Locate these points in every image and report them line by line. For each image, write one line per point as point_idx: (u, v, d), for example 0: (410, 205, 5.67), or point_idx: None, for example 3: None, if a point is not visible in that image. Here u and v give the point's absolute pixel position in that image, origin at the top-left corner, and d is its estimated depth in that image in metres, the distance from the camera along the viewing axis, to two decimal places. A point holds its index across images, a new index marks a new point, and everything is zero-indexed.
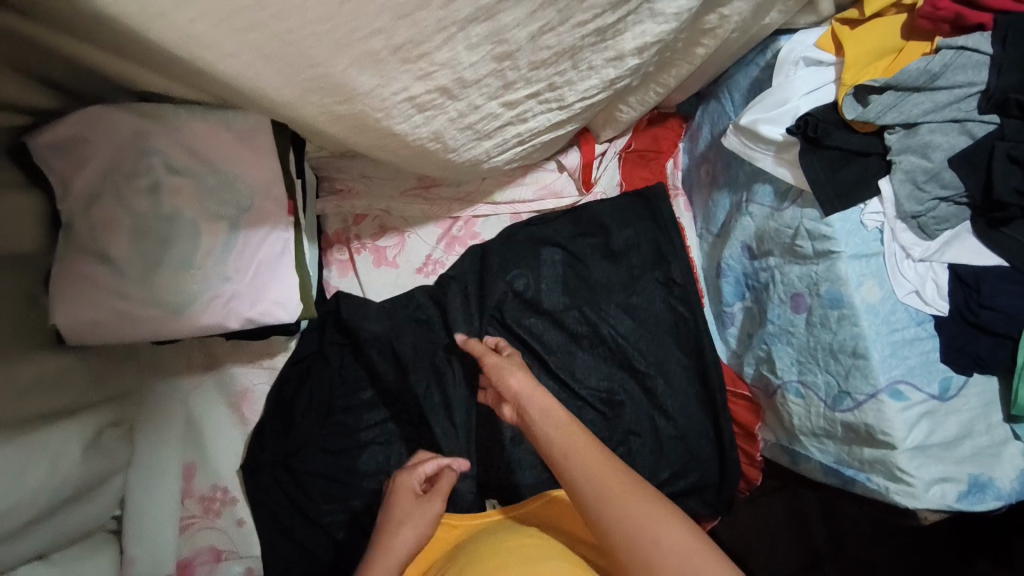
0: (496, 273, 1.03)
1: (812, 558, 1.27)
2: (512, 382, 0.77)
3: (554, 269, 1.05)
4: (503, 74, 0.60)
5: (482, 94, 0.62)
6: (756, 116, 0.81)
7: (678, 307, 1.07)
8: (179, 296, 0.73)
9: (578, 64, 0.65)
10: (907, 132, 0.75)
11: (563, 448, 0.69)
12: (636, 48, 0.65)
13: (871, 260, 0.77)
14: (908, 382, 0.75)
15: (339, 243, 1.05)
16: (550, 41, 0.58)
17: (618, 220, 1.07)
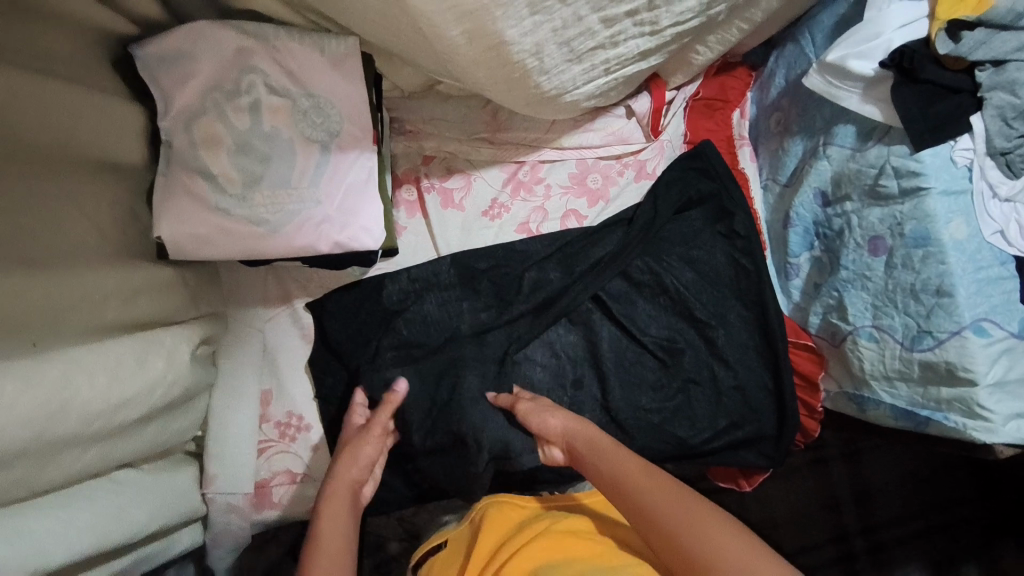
0: (581, 249, 1.06)
1: (841, 537, 1.24)
2: (552, 425, 0.87)
3: (613, 236, 1.07)
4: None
5: (588, 3, 0.63)
6: (845, 53, 0.81)
7: (740, 261, 1.07)
8: (277, 214, 0.76)
9: None
10: (996, 69, 0.75)
11: (614, 471, 0.78)
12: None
13: (959, 198, 0.76)
14: (992, 319, 0.75)
15: (407, 182, 1.07)
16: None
17: (680, 182, 1.07)
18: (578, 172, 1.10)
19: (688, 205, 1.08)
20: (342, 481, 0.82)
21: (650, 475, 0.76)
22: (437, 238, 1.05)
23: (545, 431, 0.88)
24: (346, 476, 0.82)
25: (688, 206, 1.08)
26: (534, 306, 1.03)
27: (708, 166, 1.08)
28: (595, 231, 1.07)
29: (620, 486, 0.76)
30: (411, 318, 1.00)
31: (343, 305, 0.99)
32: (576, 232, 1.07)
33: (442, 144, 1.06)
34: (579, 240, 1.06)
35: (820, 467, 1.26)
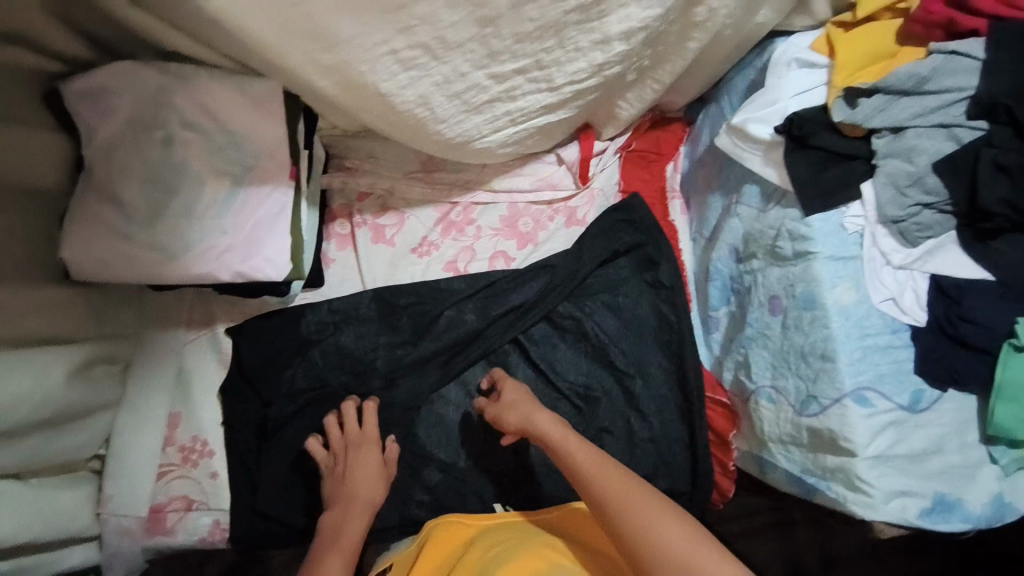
0: (505, 291, 1.08)
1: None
2: (509, 419, 0.88)
3: (532, 287, 1.08)
4: (486, 40, 0.65)
5: (466, 60, 0.67)
6: (747, 115, 0.83)
7: (665, 311, 1.08)
8: (178, 242, 0.79)
9: (564, 43, 0.70)
10: (894, 136, 0.74)
11: (573, 466, 0.82)
12: (621, 33, 0.70)
13: (848, 263, 0.77)
14: (875, 389, 0.74)
15: (341, 217, 1.10)
16: (533, 14, 0.64)
17: (604, 241, 1.09)
18: (509, 215, 1.13)
19: (613, 256, 1.09)
20: (354, 501, 0.91)
21: (608, 466, 0.81)
22: (364, 272, 1.08)
23: (500, 423, 0.89)
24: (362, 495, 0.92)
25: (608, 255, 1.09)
26: (444, 347, 1.04)
27: (632, 218, 1.09)
28: (518, 274, 1.09)
29: (584, 477, 0.81)
30: (325, 349, 1.02)
31: (258, 332, 1.01)
32: (506, 274, 1.09)
33: (377, 181, 1.10)
34: (503, 284, 1.09)
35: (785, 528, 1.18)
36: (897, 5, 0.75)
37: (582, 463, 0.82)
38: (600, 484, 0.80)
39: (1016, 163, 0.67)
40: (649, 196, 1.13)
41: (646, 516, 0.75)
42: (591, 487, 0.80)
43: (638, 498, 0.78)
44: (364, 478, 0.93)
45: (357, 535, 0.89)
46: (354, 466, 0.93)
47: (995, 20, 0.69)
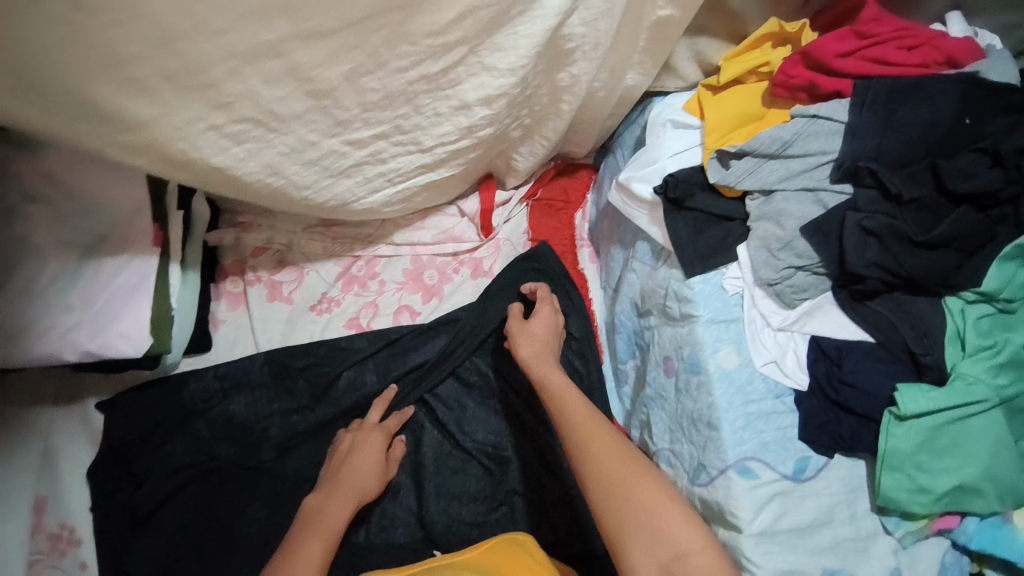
0: (408, 347, 1.05)
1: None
2: (524, 351, 0.89)
3: (438, 342, 1.05)
4: (329, 111, 0.61)
5: (311, 130, 0.62)
6: (630, 173, 0.83)
7: (575, 362, 1.02)
8: (10, 325, 0.74)
9: (421, 110, 0.67)
10: (766, 198, 0.73)
11: (564, 412, 0.79)
12: (479, 99, 0.68)
13: (730, 326, 0.76)
14: (760, 459, 0.72)
15: (234, 274, 1.05)
16: (374, 84, 0.60)
17: (512, 291, 1.05)
18: (413, 269, 1.10)
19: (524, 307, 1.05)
20: (345, 485, 0.88)
21: (594, 421, 0.77)
22: (257, 334, 1.02)
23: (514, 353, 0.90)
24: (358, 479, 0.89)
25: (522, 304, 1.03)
26: (343, 408, 0.99)
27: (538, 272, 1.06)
28: (422, 329, 1.06)
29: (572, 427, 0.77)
30: (210, 419, 0.95)
31: (136, 404, 0.94)
32: (412, 330, 1.05)
33: (274, 236, 1.04)
34: (406, 341, 1.05)
35: None
36: (760, 68, 0.76)
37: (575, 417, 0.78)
38: (582, 436, 0.76)
39: (880, 227, 0.66)
40: (559, 244, 1.10)
41: (628, 465, 0.72)
42: (577, 438, 0.76)
43: (617, 456, 0.73)
44: (359, 467, 0.91)
45: (339, 520, 0.83)
46: (355, 448, 0.93)
47: (858, 81, 0.70)
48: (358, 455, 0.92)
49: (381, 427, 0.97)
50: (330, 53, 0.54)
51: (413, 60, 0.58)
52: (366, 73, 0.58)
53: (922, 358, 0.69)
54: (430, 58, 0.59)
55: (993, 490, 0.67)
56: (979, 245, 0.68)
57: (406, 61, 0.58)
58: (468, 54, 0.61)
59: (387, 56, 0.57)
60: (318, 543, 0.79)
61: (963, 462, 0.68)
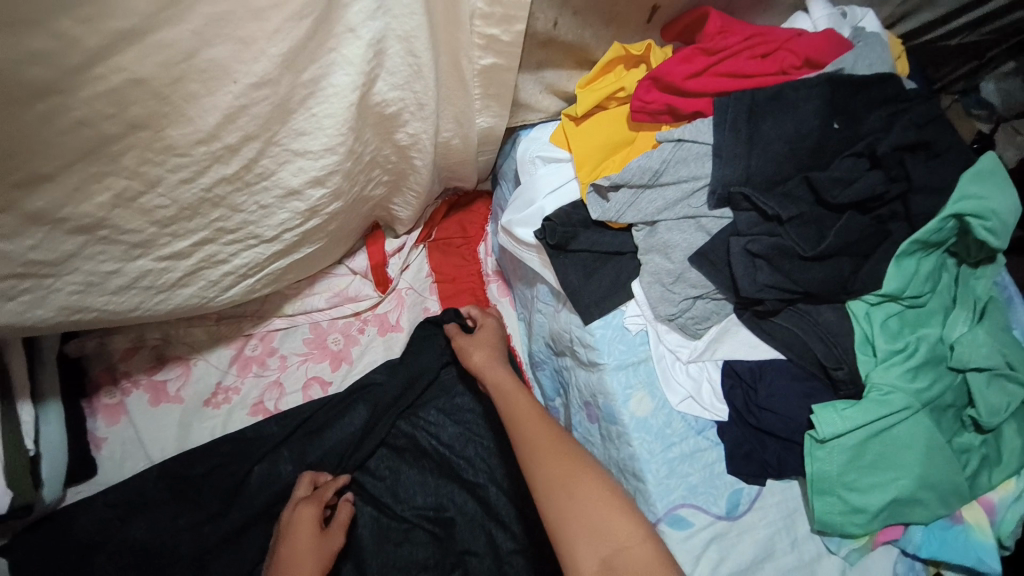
0: (328, 424, 0.97)
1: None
2: (475, 356, 0.83)
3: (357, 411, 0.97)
4: (114, 239, 0.54)
5: (105, 262, 0.55)
6: (511, 219, 0.76)
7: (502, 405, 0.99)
8: None
9: (240, 207, 0.58)
10: (650, 229, 0.68)
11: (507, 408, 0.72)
12: (305, 183, 0.59)
13: (638, 368, 0.71)
14: (690, 504, 0.68)
15: (106, 384, 0.96)
16: (160, 201, 0.53)
17: (427, 346, 1.01)
18: (314, 337, 1.03)
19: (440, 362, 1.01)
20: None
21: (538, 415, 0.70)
22: (147, 444, 0.94)
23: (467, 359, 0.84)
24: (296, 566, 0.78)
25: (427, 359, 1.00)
26: (257, 507, 0.91)
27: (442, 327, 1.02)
28: (338, 399, 0.98)
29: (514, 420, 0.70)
30: (114, 549, 0.86)
31: (27, 550, 0.85)
32: (321, 402, 0.97)
33: (144, 333, 0.97)
34: (322, 418, 0.97)
35: None
36: (618, 93, 0.70)
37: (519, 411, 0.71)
38: (523, 430, 0.68)
39: (766, 250, 0.62)
40: (465, 283, 1.06)
41: (569, 462, 0.63)
42: (517, 432, 0.68)
43: (555, 448, 0.65)
44: (295, 555, 0.79)
45: None
46: (292, 526, 0.83)
47: (715, 99, 0.66)
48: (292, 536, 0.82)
49: (317, 495, 0.87)
50: (71, 189, 0.48)
51: (193, 169, 0.52)
52: (139, 195, 0.52)
53: (834, 373, 0.65)
54: (218, 161, 0.53)
55: (931, 497, 0.64)
56: (875, 246, 0.64)
57: (181, 173, 0.52)
58: (266, 145, 0.54)
59: (155, 173, 0.51)
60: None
61: (895, 475, 0.64)
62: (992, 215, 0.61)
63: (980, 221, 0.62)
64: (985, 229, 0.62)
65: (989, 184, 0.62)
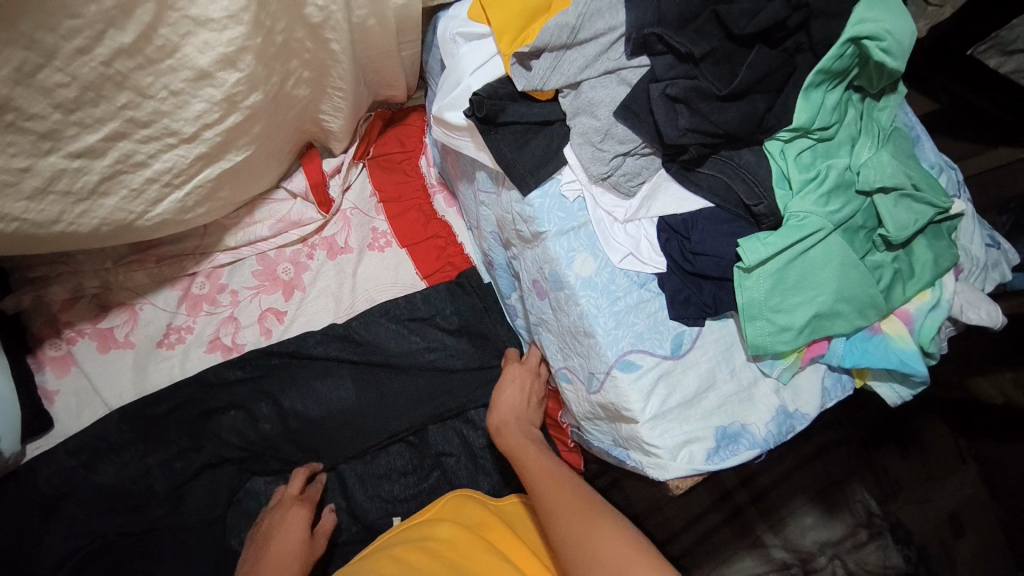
0: (297, 364, 0.94)
1: (721, 497, 1.24)
2: (503, 410, 0.82)
3: (327, 347, 0.95)
4: (21, 126, 0.54)
5: (12, 154, 0.55)
6: (440, 103, 0.77)
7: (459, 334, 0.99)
8: None
9: (148, 92, 0.59)
10: (575, 92, 0.71)
11: (530, 476, 0.74)
12: (215, 63, 0.60)
13: (578, 232, 0.73)
14: (638, 349, 0.71)
15: (52, 336, 0.91)
16: (60, 78, 0.53)
17: (385, 268, 1.02)
18: (263, 269, 0.99)
19: (415, 322, 0.98)
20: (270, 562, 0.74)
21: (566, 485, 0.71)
22: (102, 390, 0.90)
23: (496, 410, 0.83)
24: (283, 550, 0.75)
25: (404, 330, 0.98)
26: (235, 457, 0.90)
27: (414, 291, 1.00)
28: (321, 362, 0.94)
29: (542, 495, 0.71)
30: (81, 495, 0.84)
31: None
32: (294, 341, 0.95)
33: (82, 281, 0.91)
34: (301, 375, 0.93)
35: None
36: None
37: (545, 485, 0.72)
38: (549, 493, 0.70)
39: (683, 93, 0.66)
40: (411, 199, 1.04)
41: (588, 521, 0.65)
42: (543, 495, 0.71)
43: (588, 518, 0.66)
44: (275, 555, 0.75)
45: None
46: (282, 522, 0.79)
47: None
48: (285, 519, 0.79)
49: (308, 496, 0.85)
50: None
51: (89, 36, 0.52)
52: (38, 69, 0.51)
53: (755, 209, 0.71)
54: (114, 27, 0.53)
55: (849, 310, 0.71)
56: (785, 78, 0.69)
57: (79, 41, 0.52)
58: (165, 11, 0.54)
59: (50, 41, 0.50)
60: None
61: (815, 292, 0.70)
62: (887, 35, 0.65)
63: (874, 43, 0.66)
64: (881, 49, 0.66)
65: (881, 10, 0.66)
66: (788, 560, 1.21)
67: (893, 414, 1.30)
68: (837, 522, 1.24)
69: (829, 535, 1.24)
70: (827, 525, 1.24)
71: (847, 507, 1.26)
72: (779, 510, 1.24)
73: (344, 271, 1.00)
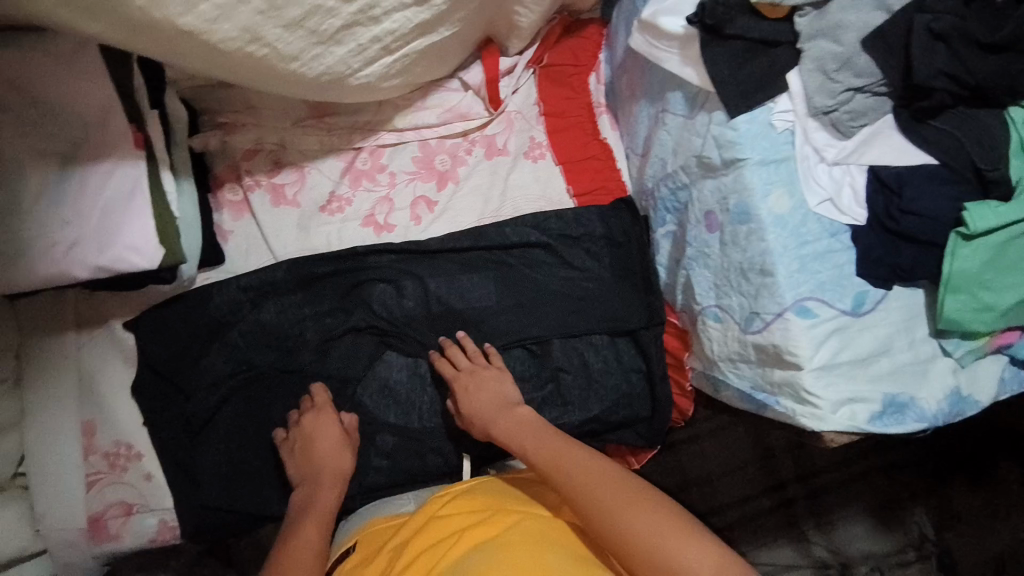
0: (443, 252, 0.98)
1: (776, 487, 1.21)
2: (472, 404, 0.89)
3: (480, 257, 0.99)
4: None
5: None
6: (656, 8, 0.74)
7: (602, 259, 1.00)
8: (6, 245, 0.67)
9: None
10: (817, 13, 0.68)
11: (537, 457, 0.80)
12: None
13: (781, 166, 0.70)
14: (817, 298, 0.69)
15: (230, 182, 0.98)
16: None
17: (541, 181, 1.02)
18: (423, 156, 1.01)
19: (565, 239, 1.00)
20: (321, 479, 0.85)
21: (637, 493, 0.71)
22: (270, 240, 0.97)
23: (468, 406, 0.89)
24: (325, 475, 0.85)
25: (558, 246, 1.00)
26: (379, 328, 0.95)
27: (563, 209, 1.01)
28: (467, 257, 0.99)
29: (592, 508, 0.71)
30: (244, 329, 0.92)
31: (171, 321, 0.91)
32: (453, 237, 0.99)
33: (262, 136, 0.97)
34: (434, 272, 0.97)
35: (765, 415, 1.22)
36: None
37: (588, 496, 0.72)
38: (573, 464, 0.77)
39: (949, 29, 0.62)
40: (574, 115, 1.03)
41: (619, 492, 0.71)
42: (555, 469, 0.77)
43: (624, 495, 0.71)
44: (325, 452, 0.87)
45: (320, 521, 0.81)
46: (315, 436, 0.87)
47: None
48: (321, 445, 0.87)
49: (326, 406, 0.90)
50: None
51: None
52: None
53: (989, 174, 0.65)
54: None
55: None
56: None
57: None
58: None
59: None
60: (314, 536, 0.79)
61: None
62: None
63: None
64: None
65: None
66: (828, 561, 1.18)
67: (973, 447, 1.21)
68: (885, 538, 1.19)
69: (875, 547, 1.19)
70: (875, 536, 1.20)
71: (902, 525, 1.20)
72: (831, 515, 1.20)
73: (502, 174, 1.02)
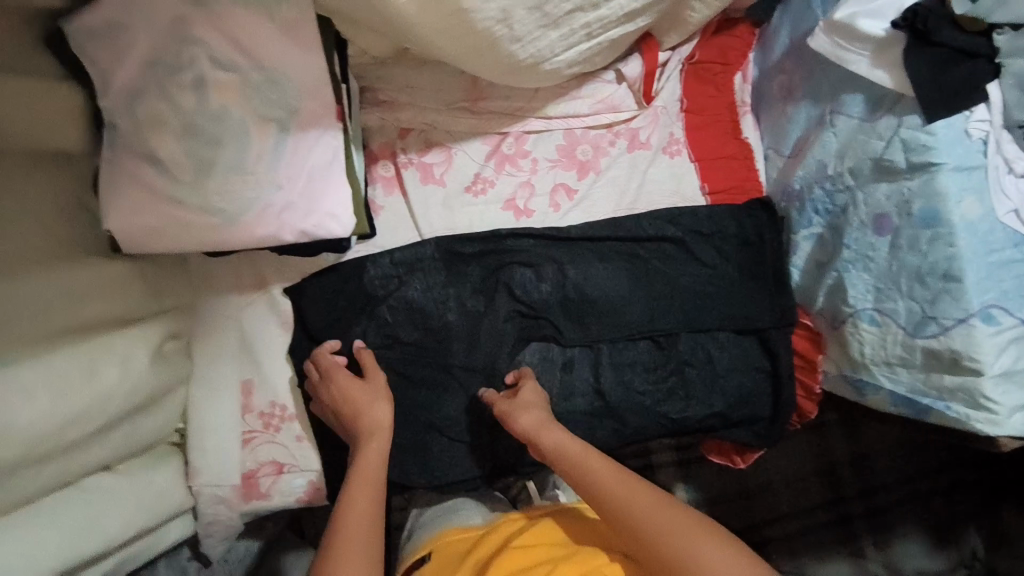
0: (580, 241, 1.00)
1: (834, 501, 1.21)
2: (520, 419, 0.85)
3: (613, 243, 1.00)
4: None
5: None
6: (855, 10, 0.76)
7: (729, 259, 1.01)
8: (234, 202, 0.71)
9: None
10: (1016, 33, 0.68)
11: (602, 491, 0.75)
12: None
13: (974, 173, 0.71)
14: (1002, 306, 0.70)
15: (384, 157, 1.01)
16: None
17: (678, 177, 1.04)
18: (566, 144, 1.03)
19: (698, 236, 1.01)
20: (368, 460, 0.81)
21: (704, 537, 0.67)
22: (416, 216, 0.99)
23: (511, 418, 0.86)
24: (372, 450, 0.82)
25: (691, 242, 1.00)
26: (520, 309, 0.97)
27: (697, 205, 1.02)
28: (601, 246, 1.00)
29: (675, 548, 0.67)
30: (393, 304, 0.95)
31: (330, 290, 0.94)
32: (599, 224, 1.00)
33: (417, 115, 0.99)
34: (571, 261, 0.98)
35: (847, 425, 1.22)
36: None
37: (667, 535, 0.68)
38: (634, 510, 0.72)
39: None
40: (716, 114, 1.05)
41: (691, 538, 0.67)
42: (617, 513, 0.72)
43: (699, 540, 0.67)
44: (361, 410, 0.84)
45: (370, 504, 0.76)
46: (343, 396, 0.86)
47: None
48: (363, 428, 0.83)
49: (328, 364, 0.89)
50: None
51: None
52: None
53: None
54: None
55: None
56: None
57: None
58: None
59: None
60: (359, 525, 0.74)
61: None
62: None
63: None
64: None
65: None
66: None
67: None
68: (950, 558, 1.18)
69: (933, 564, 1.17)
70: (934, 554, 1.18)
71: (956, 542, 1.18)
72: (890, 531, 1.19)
73: (643, 167, 1.04)
